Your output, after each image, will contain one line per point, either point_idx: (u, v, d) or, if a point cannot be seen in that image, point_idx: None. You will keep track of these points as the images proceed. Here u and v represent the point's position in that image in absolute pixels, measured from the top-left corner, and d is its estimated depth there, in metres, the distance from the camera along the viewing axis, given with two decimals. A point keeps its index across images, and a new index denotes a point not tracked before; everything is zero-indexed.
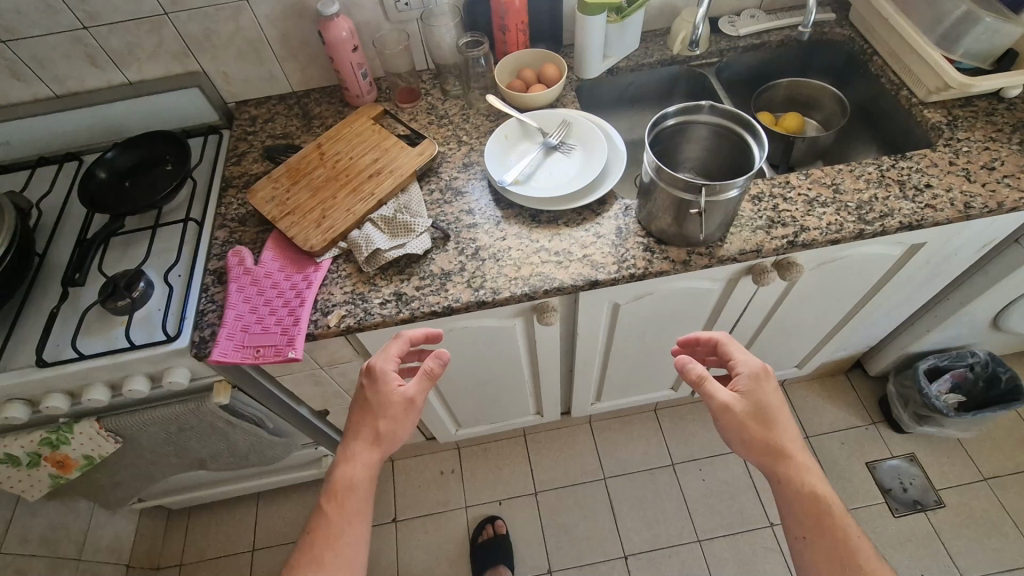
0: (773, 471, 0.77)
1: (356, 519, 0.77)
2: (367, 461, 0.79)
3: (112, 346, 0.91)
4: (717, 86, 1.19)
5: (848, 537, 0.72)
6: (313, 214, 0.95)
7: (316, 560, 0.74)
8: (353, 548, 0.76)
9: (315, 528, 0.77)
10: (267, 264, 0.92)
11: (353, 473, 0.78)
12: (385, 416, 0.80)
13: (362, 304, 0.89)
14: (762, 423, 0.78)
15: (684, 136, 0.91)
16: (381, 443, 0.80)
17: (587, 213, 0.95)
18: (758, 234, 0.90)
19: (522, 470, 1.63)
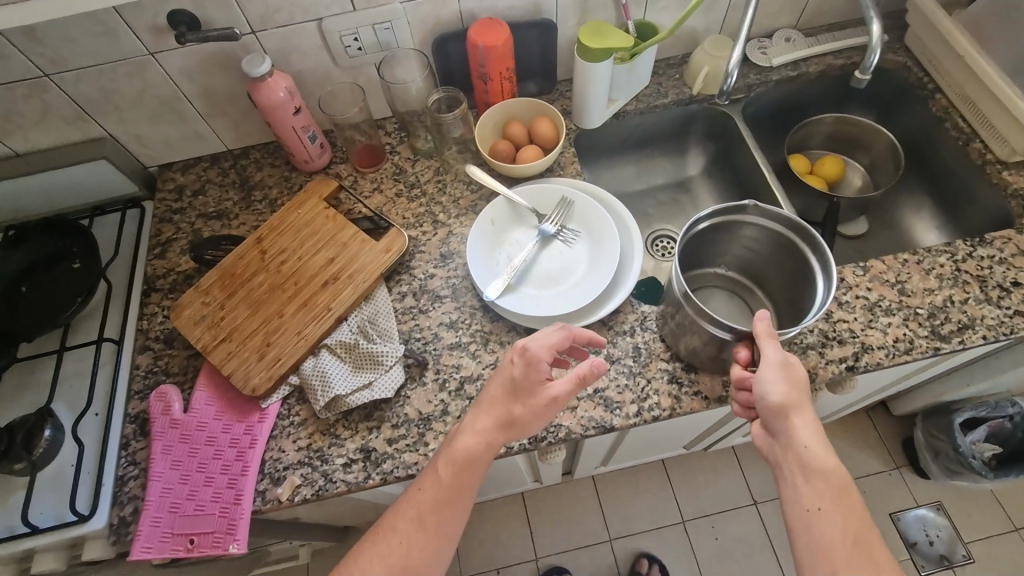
0: (798, 448, 0.59)
1: (464, 498, 0.64)
2: (490, 441, 0.65)
3: (13, 525, 0.73)
4: (745, 131, 0.98)
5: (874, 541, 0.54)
6: (254, 342, 0.76)
7: (422, 522, 0.64)
8: (451, 528, 0.64)
9: (414, 495, 0.65)
10: (201, 412, 0.74)
11: (470, 446, 0.64)
12: (525, 406, 0.65)
13: (321, 467, 0.71)
14: (799, 398, 0.61)
15: (728, 233, 0.77)
16: (498, 433, 0.65)
17: (598, 328, 0.77)
18: (808, 357, 0.72)
19: (522, 533, 1.50)
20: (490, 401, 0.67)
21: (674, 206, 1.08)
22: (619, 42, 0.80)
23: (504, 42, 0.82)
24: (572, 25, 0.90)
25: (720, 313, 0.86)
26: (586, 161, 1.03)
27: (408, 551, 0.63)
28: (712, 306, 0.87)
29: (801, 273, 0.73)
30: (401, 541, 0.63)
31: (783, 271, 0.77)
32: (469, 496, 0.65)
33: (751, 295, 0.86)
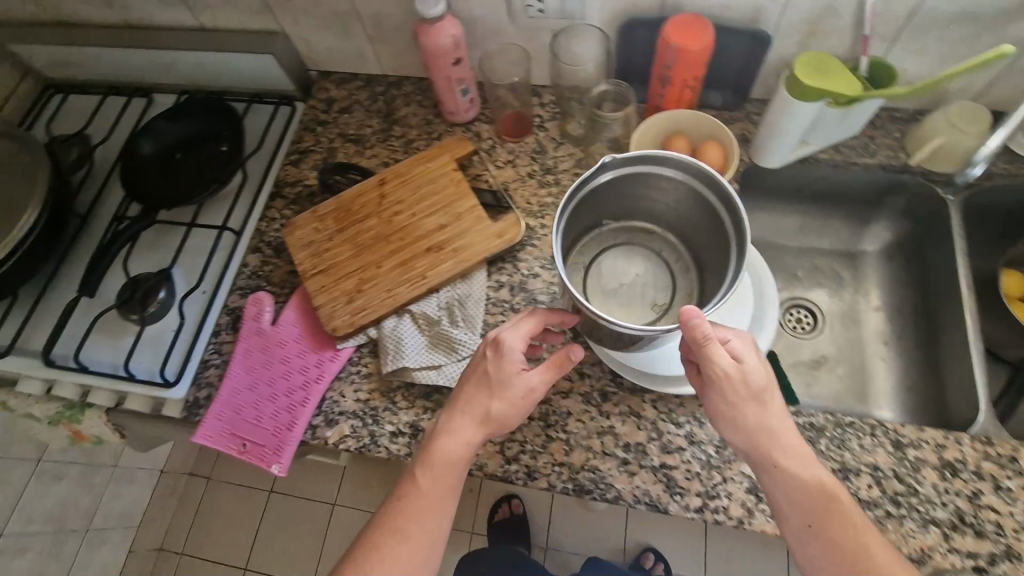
0: (776, 471, 0.56)
1: (450, 478, 0.62)
2: (469, 440, 0.62)
3: (117, 365, 0.82)
4: (958, 227, 0.79)
5: (873, 555, 0.53)
6: (348, 283, 0.77)
7: (403, 531, 0.60)
8: (435, 530, 0.61)
9: (407, 487, 0.62)
10: (284, 330, 0.77)
11: (451, 451, 0.62)
12: (501, 398, 0.62)
13: (371, 426, 0.72)
14: (751, 408, 0.57)
15: (638, 181, 0.67)
16: (463, 421, 0.62)
17: (687, 397, 0.70)
18: (927, 535, 0.59)
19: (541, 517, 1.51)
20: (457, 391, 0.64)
21: (827, 275, 0.93)
22: (841, 87, 0.66)
23: (701, 47, 0.69)
24: (791, 45, 0.74)
25: (615, 263, 0.76)
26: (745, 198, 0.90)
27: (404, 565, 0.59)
28: (605, 278, 0.75)
29: (691, 204, 0.68)
30: (405, 524, 0.61)
31: (646, 204, 0.71)
32: (453, 496, 0.62)
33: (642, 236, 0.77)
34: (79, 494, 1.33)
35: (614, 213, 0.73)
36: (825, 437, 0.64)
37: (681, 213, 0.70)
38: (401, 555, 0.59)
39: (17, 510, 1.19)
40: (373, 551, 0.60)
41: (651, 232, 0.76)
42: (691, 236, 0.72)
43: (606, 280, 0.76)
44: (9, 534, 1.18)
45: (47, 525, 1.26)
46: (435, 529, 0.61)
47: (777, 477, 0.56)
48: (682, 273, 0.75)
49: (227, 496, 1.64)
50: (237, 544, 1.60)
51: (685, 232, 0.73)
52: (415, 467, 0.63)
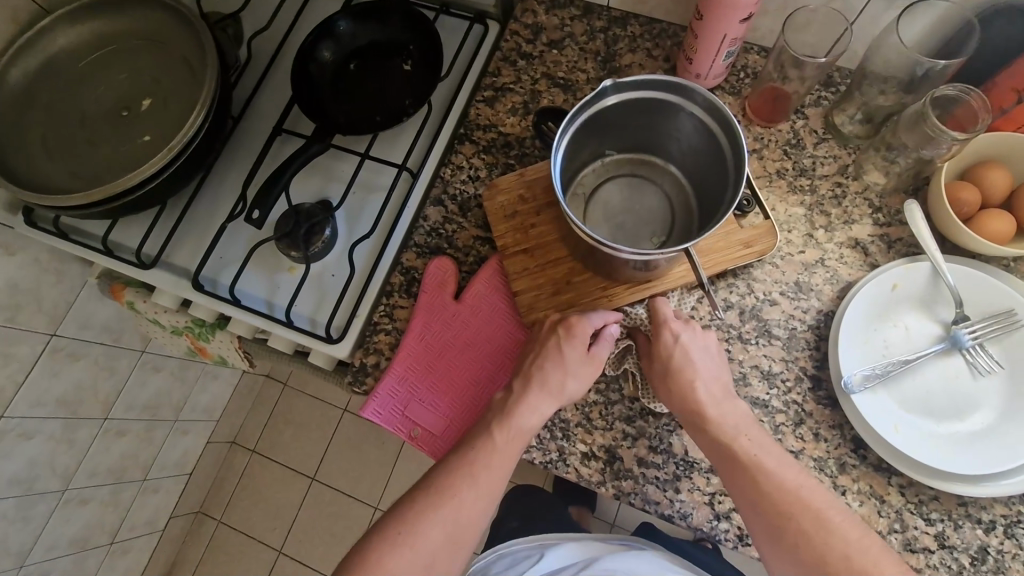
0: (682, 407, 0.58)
1: (519, 430, 0.58)
2: (540, 407, 0.59)
3: (272, 302, 0.75)
4: None
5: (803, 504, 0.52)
6: (557, 268, 0.66)
7: (464, 473, 0.57)
8: (494, 478, 0.57)
9: (466, 444, 0.59)
10: (473, 309, 0.68)
11: (529, 424, 0.58)
12: (565, 362, 0.60)
13: (561, 441, 0.64)
14: (670, 380, 0.59)
15: (655, 112, 0.58)
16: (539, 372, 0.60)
17: (946, 493, 0.58)
18: None
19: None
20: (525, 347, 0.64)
21: None
22: None
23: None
24: None
25: (639, 206, 0.66)
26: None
27: (459, 513, 0.55)
28: (606, 207, 0.66)
29: (701, 139, 0.58)
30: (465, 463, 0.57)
31: (658, 135, 0.62)
32: (516, 454, 0.58)
33: (649, 171, 0.66)
34: (172, 385, 1.31)
35: (619, 140, 0.63)
36: None
37: (691, 146, 0.60)
38: (473, 501, 0.56)
39: (119, 398, 1.17)
40: (441, 498, 0.56)
41: (653, 163, 0.66)
42: (701, 176, 0.62)
43: (611, 213, 0.66)
44: (112, 420, 1.18)
45: (143, 412, 1.25)
46: (504, 466, 0.58)
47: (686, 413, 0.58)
48: (682, 213, 0.65)
49: (302, 405, 1.64)
50: (306, 453, 1.60)
51: (693, 170, 0.63)
52: (484, 420, 0.60)
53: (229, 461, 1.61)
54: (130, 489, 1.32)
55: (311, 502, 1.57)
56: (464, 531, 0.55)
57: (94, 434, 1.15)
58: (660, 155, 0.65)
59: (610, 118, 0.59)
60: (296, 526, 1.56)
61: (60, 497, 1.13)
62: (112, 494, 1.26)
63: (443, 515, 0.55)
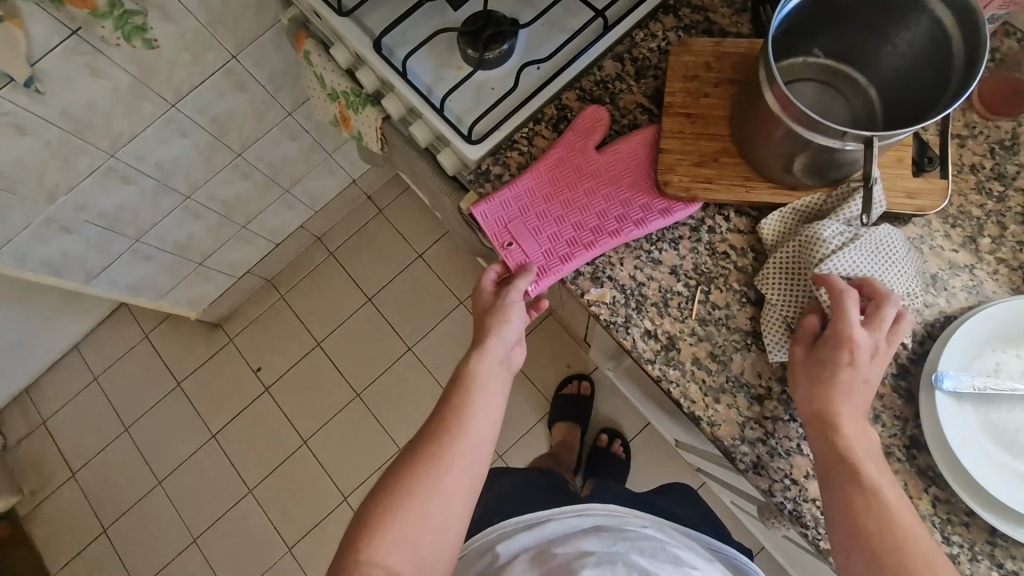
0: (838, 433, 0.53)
1: (476, 415, 0.60)
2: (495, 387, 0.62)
3: (433, 88, 0.79)
4: None
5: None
6: (709, 144, 0.66)
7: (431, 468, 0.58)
8: (467, 454, 0.59)
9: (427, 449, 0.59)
10: (607, 162, 0.69)
11: (490, 407, 0.61)
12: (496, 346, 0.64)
13: (631, 311, 0.66)
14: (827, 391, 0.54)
15: (896, 12, 0.55)
16: (498, 328, 0.64)
17: (978, 523, 0.57)
18: None
19: (619, 443, 1.48)
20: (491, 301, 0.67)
21: None
22: None
23: None
24: None
25: (829, 115, 0.62)
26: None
27: (429, 509, 0.56)
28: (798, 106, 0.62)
29: (930, 56, 0.55)
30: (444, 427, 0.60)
31: (878, 45, 0.59)
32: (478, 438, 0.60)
33: (847, 86, 0.62)
34: (298, 159, 1.42)
35: (834, 39, 0.60)
36: None
37: (909, 66, 0.57)
38: (444, 492, 0.57)
39: (256, 143, 1.29)
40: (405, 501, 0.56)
41: (852, 79, 0.62)
42: (907, 103, 0.59)
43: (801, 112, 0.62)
44: (243, 159, 1.31)
45: (268, 167, 1.37)
46: (470, 455, 0.59)
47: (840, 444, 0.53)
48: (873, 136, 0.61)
49: (386, 234, 1.74)
50: (373, 276, 1.73)
51: (899, 96, 0.59)
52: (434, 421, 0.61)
53: (309, 250, 1.75)
54: (231, 229, 1.46)
55: (360, 317, 1.70)
56: (440, 523, 0.57)
57: (226, 164, 1.28)
58: (863, 74, 0.62)
59: (845, 2, 0.56)
60: (339, 330, 1.70)
61: (182, 201, 1.28)
62: (217, 224, 1.41)
63: (415, 516, 0.56)
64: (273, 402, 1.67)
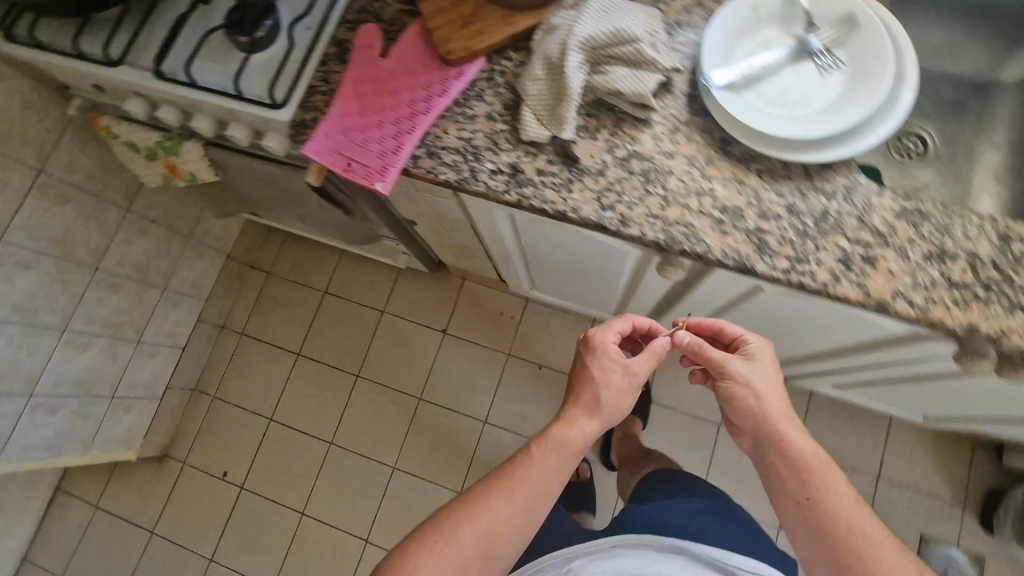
0: (777, 445, 0.70)
1: (549, 478, 0.70)
2: (582, 443, 0.73)
3: (226, 85, 0.85)
4: None
5: (862, 536, 0.62)
6: (463, 8, 0.76)
7: (477, 508, 0.67)
8: (536, 505, 0.69)
9: (477, 494, 0.69)
10: (394, 63, 0.77)
11: (558, 476, 0.71)
12: (579, 415, 0.75)
13: (471, 162, 0.74)
14: (755, 422, 0.72)
15: None
16: (593, 414, 0.74)
17: (796, 173, 0.68)
18: (1010, 317, 0.61)
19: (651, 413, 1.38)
20: (612, 377, 0.76)
21: (946, 105, 0.88)
22: None
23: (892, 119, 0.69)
24: None
25: None
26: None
27: (473, 547, 0.65)
28: None
29: None
30: (532, 494, 0.69)
31: None
32: (547, 495, 0.70)
33: None
34: (159, 252, 1.41)
35: None
36: (929, 222, 0.65)
37: None
38: (494, 530, 0.66)
39: (109, 250, 1.28)
40: (448, 534, 0.65)
41: None
42: None
43: None
44: (103, 271, 1.28)
45: (134, 271, 1.35)
46: (537, 506, 0.69)
47: (776, 454, 0.69)
48: None
49: (284, 290, 1.75)
50: (292, 331, 1.72)
51: None
52: (500, 473, 0.71)
53: (220, 343, 1.72)
54: (127, 347, 1.42)
55: (298, 374, 1.68)
56: (481, 559, 0.65)
57: (87, 282, 1.25)
58: None
59: None
60: (284, 397, 1.67)
61: (60, 336, 1.23)
62: (109, 347, 1.36)
63: (452, 549, 0.64)
64: (254, 495, 1.61)
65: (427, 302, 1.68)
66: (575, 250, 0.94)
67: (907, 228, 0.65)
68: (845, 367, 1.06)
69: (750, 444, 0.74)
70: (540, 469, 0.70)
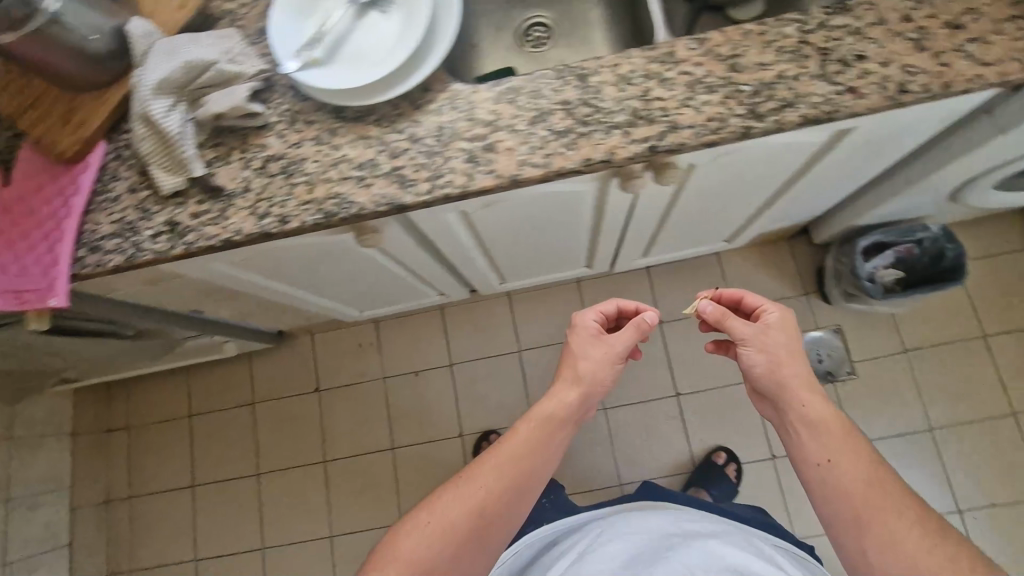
0: (790, 405, 0.77)
1: (541, 449, 0.83)
2: (566, 411, 0.86)
3: None
4: None
5: (866, 491, 0.69)
6: (54, 105, 0.76)
7: (466, 478, 0.80)
8: (538, 471, 0.82)
9: (470, 465, 0.82)
10: (21, 185, 0.77)
11: (553, 445, 0.84)
12: (561, 393, 0.87)
13: (131, 237, 0.74)
14: (790, 390, 0.78)
15: None
16: (576, 385, 0.88)
17: (404, 106, 0.74)
18: (611, 137, 0.69)
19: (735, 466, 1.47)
20: (592, 351, 0.89)
21: None
22: None
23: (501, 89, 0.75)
24: None
25: None
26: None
27: (456, 518, 0.76)
28: None
29: None
30: (519, 461, 0.81)
31: None
32: (537, 457, 0.82)
33: None
34: None
35: None
36: (522, 93, 0.72)
37: None
38: (475, 494, 0.78)
39: None
40: (434, 500, 0.78)
41: None
42: None
43: None
44: None
45: None
46: (539, 471, 0.82)
47: (794, 415, 0.77)
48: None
49: (151, 435, 1.68)
50: (176, 468, 1.65)
51: None
52: (494, 445, 0.84)
53: (111, 519, 1.63)
54: None
55: (202, 505, 1.62)
56: (472, 521, 0.76)
57: None
58: None
59: None
60: (199, 533, 1.60)
61: None
62: None
63: (443, 510, 0.77)
64: None
65: (289, 372, 1.67)
66: (317, 261, 0.97)
67: (507, 106, 0.72)
68: (616, 236, 1.17)
69: (776, 405, 0.80)
70: (519, 441, 0.83)
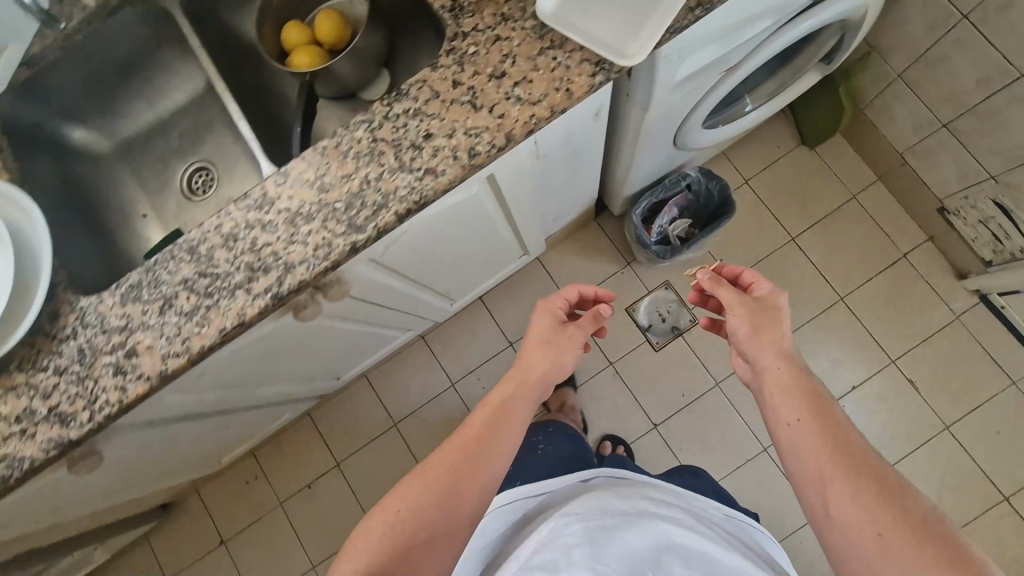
0: (770, 366, 0.71)
1: (516, 421, 0.73)
2: (532, 387, 0.78)
3: None
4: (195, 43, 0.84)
5: (853, 447, 0.61)
6: None
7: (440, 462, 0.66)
8: (506, 448, 0.70)
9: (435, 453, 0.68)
10: None
11: (519, 419, 0.74)
12: (554, 357, 0.81)
13: None
14: (762, 342, 0.73)
15: None
16: (566, 345, 0.82)
17: (40, 341, 0.72)
18: (236, 299, 0.70)
19: (623, 447, 1.50)
20: (554, 321, 0.85)
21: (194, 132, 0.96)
22: None
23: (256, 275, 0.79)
24: None
25: None
26: (39, 142, 0.86)
27: (419, 512, 0.62)
28: None
29: None
30: (490, 433, 0.70)
31: None
32: (506, 434, 0.71)
33: None
34: None
35: None
36: (144, 287, 0.72)
37: None
38: (451, 476, 0.65)
39: None
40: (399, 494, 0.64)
41: None
42: None
43: None
44: None
45: None
46: (506, 448, 0.70)
47: (771, 376, 0.71)
48: None
49: None
50: None
51: None
52: (487, 413, 0.73)
53: None
54: None
55: None
56: (439, 511, 0.62)
57: None
58: None
59: None
60: None
61: None
62: None
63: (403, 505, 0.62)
64: None
65: (190, 536, 1.63)
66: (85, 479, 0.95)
67: (134, 305, 0.71)
68: (393, 314, 1.18)
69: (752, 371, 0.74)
70: (489, 409, 0.74)
